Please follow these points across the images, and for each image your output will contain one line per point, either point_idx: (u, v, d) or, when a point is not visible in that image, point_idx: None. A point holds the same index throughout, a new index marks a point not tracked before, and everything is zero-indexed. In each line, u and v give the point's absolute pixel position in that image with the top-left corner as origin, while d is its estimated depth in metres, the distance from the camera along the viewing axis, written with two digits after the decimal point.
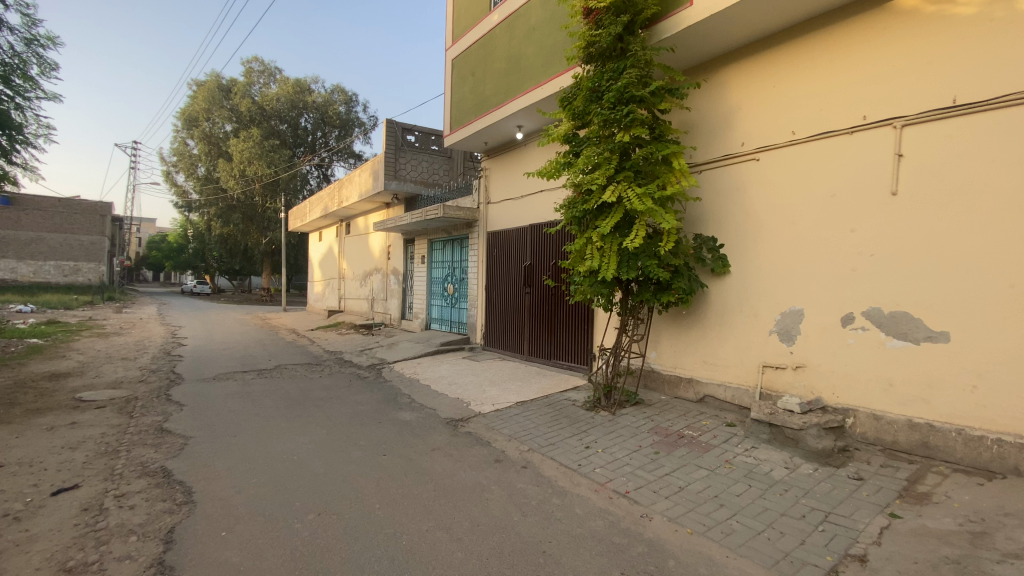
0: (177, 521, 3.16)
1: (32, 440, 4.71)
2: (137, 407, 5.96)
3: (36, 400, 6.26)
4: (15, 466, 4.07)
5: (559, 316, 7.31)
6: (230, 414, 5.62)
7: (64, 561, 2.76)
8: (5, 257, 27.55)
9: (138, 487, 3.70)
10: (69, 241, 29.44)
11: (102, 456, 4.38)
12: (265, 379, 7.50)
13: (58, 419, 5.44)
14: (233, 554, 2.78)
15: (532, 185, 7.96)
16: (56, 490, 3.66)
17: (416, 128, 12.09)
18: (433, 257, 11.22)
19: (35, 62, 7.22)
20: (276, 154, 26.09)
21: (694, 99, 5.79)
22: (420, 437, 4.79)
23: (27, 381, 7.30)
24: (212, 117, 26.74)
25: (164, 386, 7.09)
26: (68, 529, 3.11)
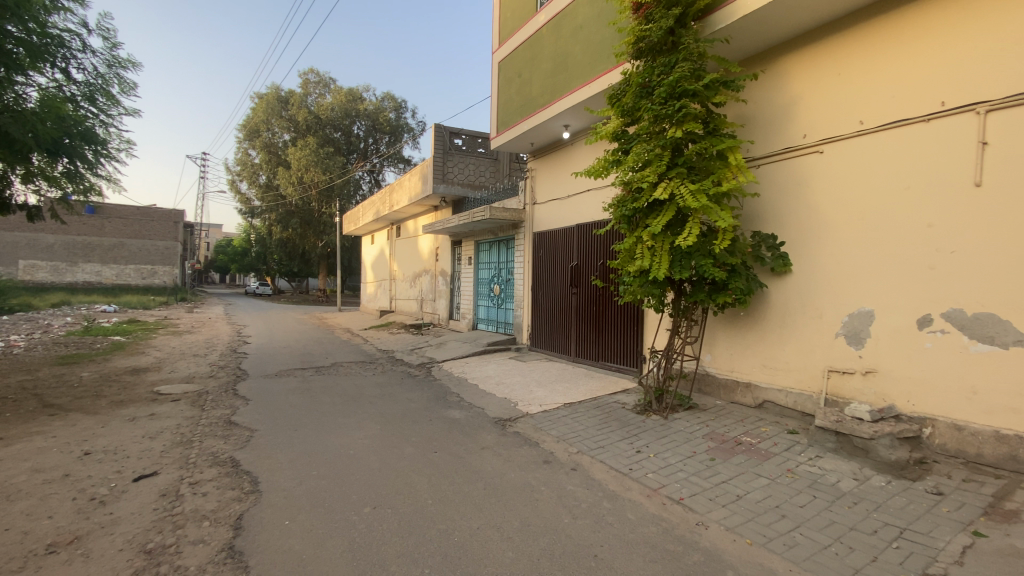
0: (244, 509, 3.34)
1: (117, 430, 5.13)
2: (208, 400, 6.37)
3: (120, 392, 6.81)
4: (103, 453, 4.45)
5: (607, 317, 7.21)
6: (290, 409, 5.90)
7: (145, 543, 2.98)
8: (92, 261, 30.21)
9: (209, 476, 3.95)
10: (146, 246, 31.92)
11: (178, 445, 4.71)
12: (322, 376, 7.83)
13: (139, 411, 5.89)
14: (295, 542, 2.91)
15: (579, 184, 7.90)
16: (138, 476, 3.96)
17: (463, 131, 12.27)
18: (479, 259, 11.35)
19: (116, 82, 7.84)
20: (331, 161, 27.23)
21: (751, 91, 5.55)
22: (469, 435, 4.84)
23: (113, 375, 7.96)
24: (272, 128, 28.26)
25: (230, 381, 7.54)
26: (149, 513, 3.35)
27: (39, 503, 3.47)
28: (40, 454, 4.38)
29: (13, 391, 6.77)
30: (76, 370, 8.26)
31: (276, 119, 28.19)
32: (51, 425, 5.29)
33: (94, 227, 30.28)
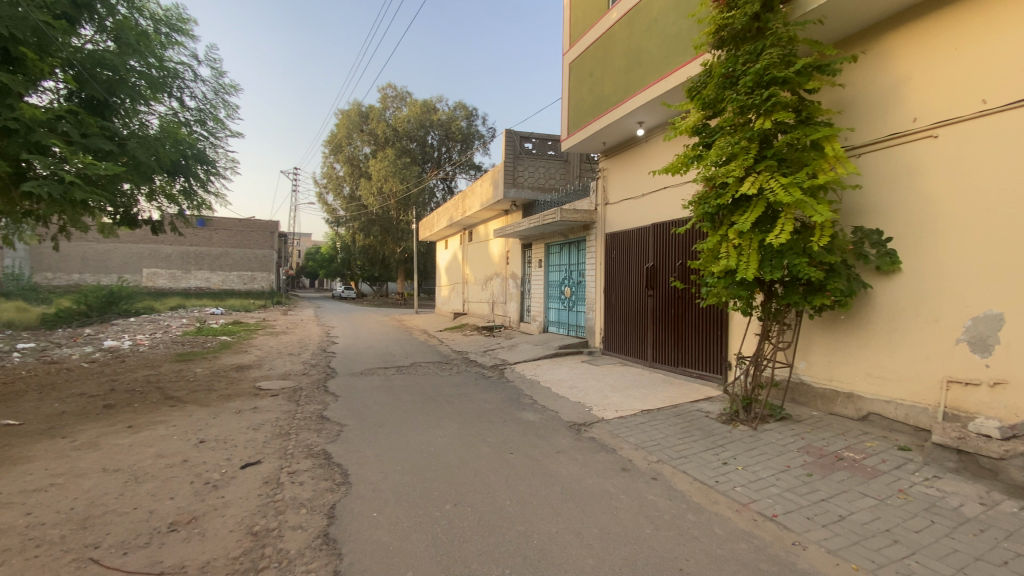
0: (336, 499, 3.56)
1: (227, 421, 5.68)
2: (302, 396, 6.88)
3: (228, 387, 7.53)
4: (215, 441, 4.93)
5: (687, 320, 6.92)
6: (374, 406, 6.21)
7: (251, 525, 3.25)
8: (204, 269, 33.78)
9: (304, 466, 4.25)
10: (247, 255, 35.18)
11: (277, 436, 5.12)
12: (403, 375, 8.19)
13: (244, 404, 6.49)
14: (383, 534, 3.04)
15: (655, 183, 7.66)
16: (244, 464, 4.34)
17: (533, 135, 12.33)
18: (550, 261, 11.33)
19: (222, 106, 8.69)
20: (407, 170, 28.50)
21: (849, 74, 5.09)
22: (545, 439, 4.83)
23: (222, 371, 8.83)
24: (354, 142, 30.14)
25: (321, 379, 8.09)
26: (254, 498, 3.66)
27: (165, 484, 3.91)
28: (167, 440, 4.94)
29: (144, 384, 7.72)
30: (192, 366, 9.26)
31: (357, 133, 30.17)
32: (173, 415, 5.96)
33: (205, 239, 33.86)
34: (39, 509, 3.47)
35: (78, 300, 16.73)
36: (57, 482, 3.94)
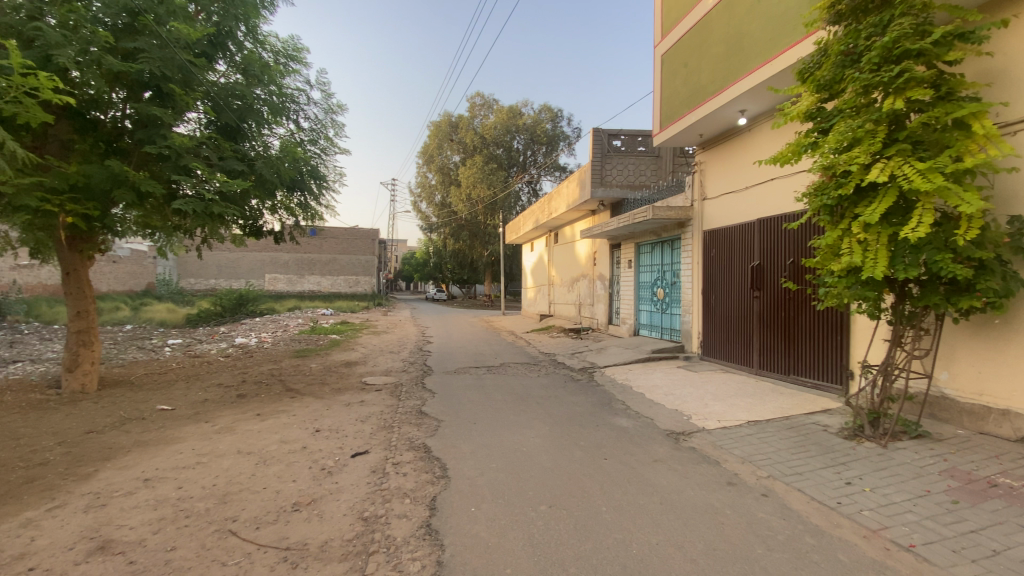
0: (437, 492, 3.72)
1: (338, 412, 6.18)
2: (402, 392, 7.30)
3: (338, 381, 8.20)
4: (329, 431, 5.39)
5: (800, 324, 6.35)
6: (468, 404, 6.42)
7: (361, 510, 3.50)
8: (315, 274, 37.19)
9: (406, 458, 4.50)
10: (351, 261, 38.20)
11: (382, 429, 5.47)
12: (494, 375, 8.38)
13: (352, 397, 7.02)
14: (481, 529, 3.12)
15: (759, 175, 7.14)
16: (354, 453, 4.69)
17: (622, 132, 12.03)
18: (641, 261, 10.98)
19: (331, 125, 9.50)
20: (495, 176, 29.24)
21: (1001, 38, 4.36)
22: (640, 446, 4.67)
23: (332, 366, 9.65)
24: (444, 151, 31.53)
25: (418, 376, 8.54)
26: (363, 486, 3.93)
27: (288, 468, 4.34)
28: (289, 428, 5.48)
29: (269, 376, 8.66)
30: (307, 362, 10.22)
31: (447, 143, 31.54)
32: (293, 405, 6.61)
33: (315, 247, 37.28)
34: (190, 484, 4.02)
35: (216, 302, 19.23)
36: (203, 461, 4.53)
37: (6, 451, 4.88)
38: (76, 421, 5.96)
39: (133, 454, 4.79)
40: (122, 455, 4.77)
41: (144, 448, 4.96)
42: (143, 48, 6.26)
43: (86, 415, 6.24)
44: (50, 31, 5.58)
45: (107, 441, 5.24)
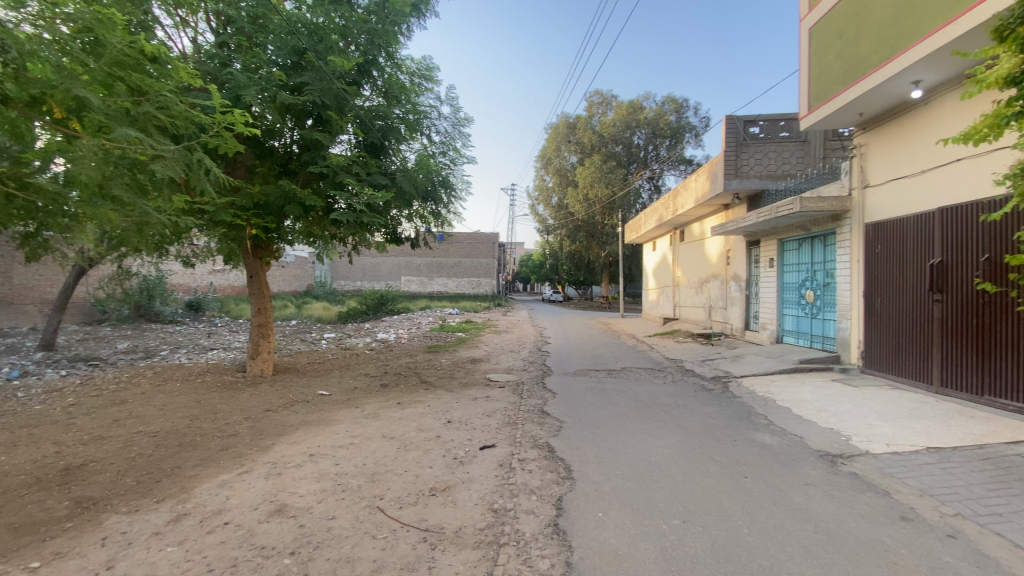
0: (563, 492, 3.74)
1: (467, 406, 6.54)
2: (525, 390, 7.49)
3: (465, 377, 8.67)
4: (459, 422, 5.73)
5: (1000, 334, 5.25)
6: (591, 406, 6.37)
7: (491, 502, 3.66)
8: (442, 276, 39.89)
9: (532, 455, 4.60)
10: (475, 263, 40.25)
11: (507, 424, 5.66)
12: (617, 378, 8.20)
13: (479, 392, 7.38)
14: (610, 535, 3.06)
15: (942, 155, 6.03)
16: (482, 446, 4.92)
17: (761, 117, 10.99)
18: (786, 260, 9.94)
19: (459, 136, 10.07)
20: (614, 174, 28.69)
21: None
22: (786, 466, 4.21)
23: (460, 362, 10.24)
24: (563, 153, 31.67)
25: (540, 375, 8.69)
26: (492, 478, 4.11)
27: (424, 454, 4.70)
28: (424, 418, 5.93)
29: (406, 369, 9.48)
30: (439, 357, 10.98)
31: (565, 144, 31.61)
32: (427, 397, 7.15)
33: (443, 250, 39.93)
34: (345, 461, 4.55)
35: (361, 302, 21.60)
36: (354, 442, 5.11)
37: (211, 422, 6.00)
38: (259, 400, 7.11)
39: (301, 431, 5.58)
40: (292, 432, 5.58)
41: (308, 427, 5.74)
42: (308, 81, 7.26)
43: (266, 395, 7.42)
44: (241, 76, 6.74)
45: (281, 419, 6.17)
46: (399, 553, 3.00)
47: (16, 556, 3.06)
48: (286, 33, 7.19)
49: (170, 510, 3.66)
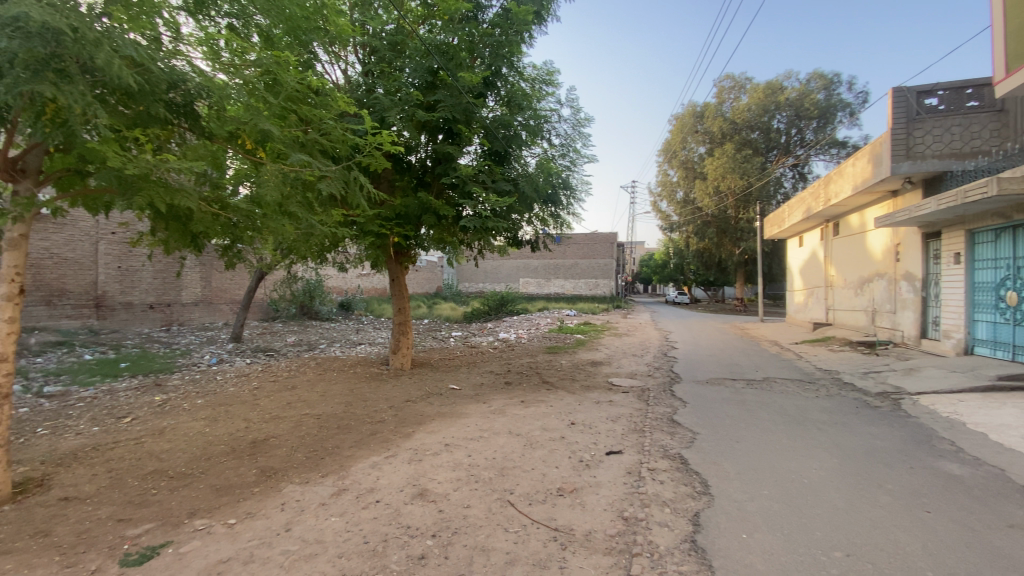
0: (699, 508, 3.53)
1: (591, 409, 6.48)
2: (651, 396, 7.21)
3: (588, 379, 8.60)
4: (584, 425, 5.70)
5: None
6: (727, 418, 5.91)
7: (621, 509, 3.59)
8: (560, 278, 40.13)
9: (662, 466, 4.42)
10: (593, 264, 39.82)
11: (634, 431, 5.50)
12: (756, 389, 7.50)
13: (602, 396, 7.28)
14: (757, 560, 2.81)
15: None
16: (609, 451, 4.84)
17: (941, 86, 9.27)
18: (979, 255, 8.25)
19: (580, 137, 10.05)
20: (749, 163, 26.33)
21: None
22: (984, 503, 3.50)
23: (581, 364, 10.20)
24: (689, 145, 29.70)
25: (667, 381, 8.29)
26: (620, 484, 4.02)
27: (551, 454, 4.76)
28: (548, 418, 6.00)
29: (529, 368, 9.70)
30: (559, 358, 11.06)
31: (691, 135, 29.59)
32: (550, 396, 7.24)
33: (562, 252, 40.11)
34: (476, 453, 4.79)
35: (484, 302, 22.60)
36: (484, 436, 5.36)
37: (360, 409, 6.74)
38: (399, 391, 7.82)
39: (435, 422, 6.01)
40: (428, 422, 6.03)
41: (442, 418, 6.16)
42: (441, 98, 7.83)
43: (405, 387, 8.13)
44: (385, 99, 7.50)
45: (418, 410, 6.71)
46: (531, 549, 3.08)
47: (221, 512, 3.72)
48: (421, 56, 7.84)
49: (332, 485, 4.17)
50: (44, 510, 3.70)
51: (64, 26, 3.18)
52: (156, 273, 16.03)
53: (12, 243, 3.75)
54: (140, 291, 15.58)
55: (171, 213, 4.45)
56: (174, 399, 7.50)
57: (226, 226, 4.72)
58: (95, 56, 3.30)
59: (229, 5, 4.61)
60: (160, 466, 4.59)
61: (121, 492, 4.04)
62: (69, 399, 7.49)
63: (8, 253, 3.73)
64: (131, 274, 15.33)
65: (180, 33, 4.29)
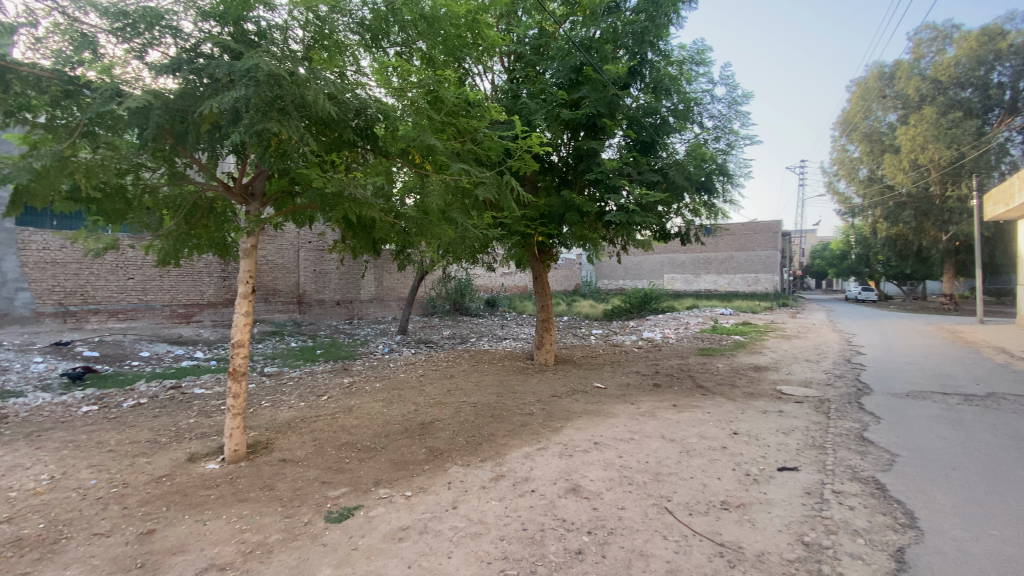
0: (905, 544, 3.01)
1: (756, 419, 5.88)
2: (832, 409, 6.26)
3: (750, 386, 7.82)
4: (748, 436, 5.20)
5: None
6: (939, 440, 4.89)
7: (800, 533, 3.21)
8: (712, 272, 37.26)
9: (852, 490, 3.83)
10: (751, 257, 36.15)
11: (811, 447, 4.85)
12: (978, 407, 6.06)
13: (769, 405, 6.55)
14: None
15: None
16: (782, 467, 4.34)
17: None
18: None
19: (737, 117, 9.18)
20: (960, 128, 21.48)
21: None
22: None
23: (741, 369, 9.31)
24: (874, 113, 24.71)
25: (852, 393, 7.12)
26: (798, 506, 3.59)
27: (711, 464, 4.44)
28: (706, 425, 5.61)
29: (679, 370, 9.16)
30: (714, 361, 10.24)
31: (879, 102, 24.54)
32: (707, 402, 6.75)
33: (712, 245, 37.19)
34: (628, 455, 4.68)
35: (626, 299, 22.02)
36: (635, 437, 5.21)
37: (511, 401, 7.06)
38: (546, 386, 8.00)
39: (584, 419, 6.02)
40: (577, 419, 6.07)
41: (590, 416, 6.14)
42: (585, 94, 7.78)
43: (552, 383, 8.30)
44: (531, 103, 7.72)
45: (566, 405, 6.79)
46: (696, 562, 2.92)
47: (398, 484, 4.21)
48: (565, 55, 7.89)
49: (490, 470, 4.45)
50: (270, 468, 4.58)
51: (283, 74, 3.88)
52: (341, 275, 18.80)
53: (247, 253, 4.70)
54: (329, 290, 18.43)
55: (358, 223, 5.15)
56: (357, 382, 8.72)
57: (398, 233, 5.30)
58: (305, 94, 3.98)
59: (397, 35, 5.18)
60: (350, 439, 5.37)
61: (322, 458, 4.81)
62: (283, 378, 9.19)
63: (244, 262, 4.67)
64: (322, 276, 18.20)
65: (361, 66, 4.93)
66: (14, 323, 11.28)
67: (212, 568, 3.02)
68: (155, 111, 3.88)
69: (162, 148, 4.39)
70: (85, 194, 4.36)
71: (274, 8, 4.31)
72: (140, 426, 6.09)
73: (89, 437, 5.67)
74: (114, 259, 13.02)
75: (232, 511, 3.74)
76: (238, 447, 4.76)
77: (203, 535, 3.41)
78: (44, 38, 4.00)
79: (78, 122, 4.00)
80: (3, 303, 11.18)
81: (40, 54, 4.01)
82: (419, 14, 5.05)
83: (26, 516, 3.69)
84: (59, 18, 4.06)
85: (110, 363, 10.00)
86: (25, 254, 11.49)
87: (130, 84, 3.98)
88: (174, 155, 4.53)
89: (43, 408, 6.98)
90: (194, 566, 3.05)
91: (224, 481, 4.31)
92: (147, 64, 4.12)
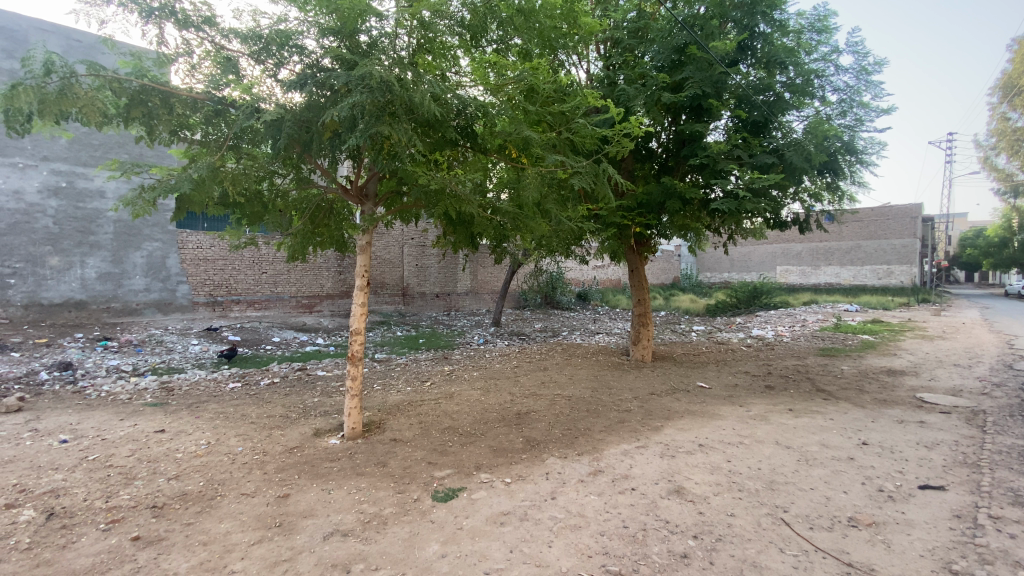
0: None
1: (889, 429, 5.23)
2: (988, 423, 5.35)
3: (881, 391, 6.97)
4: (881, 448, 4.64)
5: None
6: None
7: (946, 560, 2.83)
8: (832, 265, 33.65)
9: (1014, 516, 3.27)
10: (883, 246, 32.01)
11: (962, 465, 4.21)
12: None
13: (907, 415, 5.77)
14: None
15: None
16: (924, 485, 3.81)
17: None
18: None
19: (866, 87, 8.13)
20: None
21: None
22: None
23: (871, 372, 8.31)
24: None
25: (1016, 405, 6.04)
26: (943, 530, 3.14)
27: (836, 476, 4.02)
28: (827, 433, 5.11)
29: (795, 372, 8.39)
30: (837, 363, 9.22)
31: None
32: (829, 408, 6.13)
33: (833, 233, 33.43)
34: (737, 460, 4.39)
35: (731, 294, 20.62)
36: (745, 442, 4.86)
37: (607, 396, 6.98)
38: (643, 383, 7.77)
39: (687, 419, 5.76)
40: (679, 419, 5.81)
41: (693, 417, 5.86)
42: (688, 75, 7.35)
43: (649, 379, 8.05)
44: (630, 89, 7.44)
45: (666, 404, 6.54)
46: None
47: (499, 470, 4.35)
48: (666, 36, 7.53)
49: (589, 464, 4.41)
50: (383, 446, 4.96)
51: (394, 79, 4.15)
52: (441, 269, 19.74)
53: (362, 249, 5.10)
54: (430, 283, 19.41)
55: (457, 219, 5.37)
56: (456, 370, 9.13)
57: (496, 228, 5.46)
58: (413, 98, 4.21)
59: (495, 32, 5.28)
60: (452, 424, 5.64)
61: (428, 440, 5.13)
62: (392, 364, 9.92)
63: (361, 257, 5.08)
64: (424, 270, 19.22)
65: (461, 66, 5.11)
66: (177, 310, 13.38)
67: (336, 533, 3.35)
68: (286, 123, 4.31)
69: (291, 157, 4.86)
70: (232, 200, 4.97)
71: (384, 17, 4.59)
72: (275, 402, 6.93)
73: (235, 410, 6.56)
74: (251, 255, 14.83)
75: (352, 483, 4.12)
76: (355, 426, 5.21)
77: (329, 502, 3.79)
78: (199, 64, 4.66)
79: (225, 137, 4.57)
80: (169, 294, 13.29)
81: (196, 79, 4.67)
82: (515, 9, 5.11)
83: (190, 473, 4.37)
84: (209, 46, 4.68)
85: (248, 347, 11.45)
86: (184, 252, 13.49)
87: (265, 100, 4.47)
88: (301, 162, 5.02)
89: (201, 383, 8.20)
90: (322, 530, 3.40)
91: (343, 455, 4.75)
92: (278, 81, 4.62)
